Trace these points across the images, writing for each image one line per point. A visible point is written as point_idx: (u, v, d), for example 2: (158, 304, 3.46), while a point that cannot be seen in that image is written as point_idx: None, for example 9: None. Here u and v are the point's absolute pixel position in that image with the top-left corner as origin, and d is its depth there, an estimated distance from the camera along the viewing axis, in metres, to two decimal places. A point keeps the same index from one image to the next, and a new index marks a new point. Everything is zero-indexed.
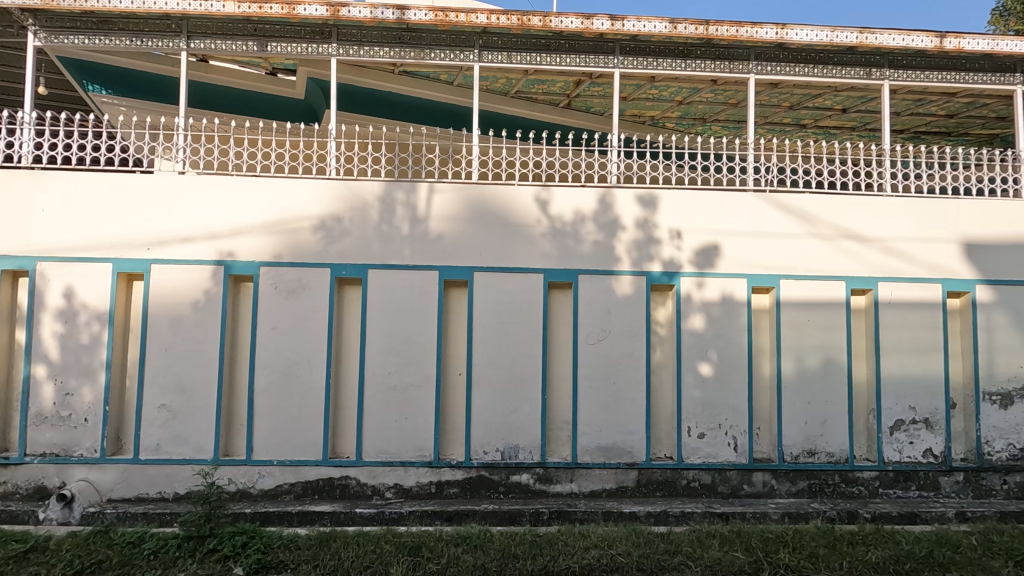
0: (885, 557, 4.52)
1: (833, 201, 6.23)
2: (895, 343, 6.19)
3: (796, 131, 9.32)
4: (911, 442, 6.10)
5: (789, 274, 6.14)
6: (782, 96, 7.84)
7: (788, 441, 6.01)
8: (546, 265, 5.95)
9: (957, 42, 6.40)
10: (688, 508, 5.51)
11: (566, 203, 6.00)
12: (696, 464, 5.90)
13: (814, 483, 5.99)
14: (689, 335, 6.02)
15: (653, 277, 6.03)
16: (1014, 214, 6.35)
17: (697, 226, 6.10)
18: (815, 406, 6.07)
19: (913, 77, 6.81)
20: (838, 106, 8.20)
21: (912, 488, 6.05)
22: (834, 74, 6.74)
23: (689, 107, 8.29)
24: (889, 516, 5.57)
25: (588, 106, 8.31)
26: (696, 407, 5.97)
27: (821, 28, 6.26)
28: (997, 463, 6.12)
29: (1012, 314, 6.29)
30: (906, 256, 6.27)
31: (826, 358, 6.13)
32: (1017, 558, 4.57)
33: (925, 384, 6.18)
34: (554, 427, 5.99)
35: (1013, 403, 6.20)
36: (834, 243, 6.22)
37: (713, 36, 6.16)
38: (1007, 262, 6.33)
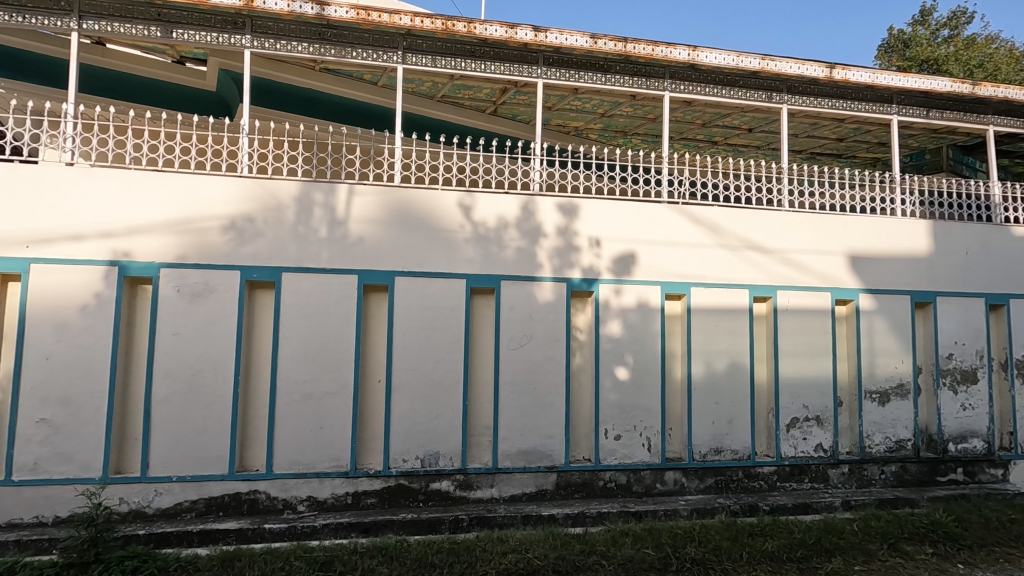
0: (779, 546, 4.85)
1: (738, 215, 6.68)
2: (792, 347, 6.70)
3: (708, 147, 9.90)
4: (804, 438, 6.61)
5: (698, 282, 6.50)
6: (695, 114, 8.30)
7: (697, 440, 6.34)
8: (468, 270, 5.95)
9: (844, 73, 7.07)
10: (604, 509, 5.67)
11: (489, 209, 6.03)
12: (612, 465, 6.09)
13: (720, 479, 6.34)
14: (607, 341, 6.22)
15: (573, 284, 6.18)
16: (891, 230, 7.08)
17: (616, 234, 6.33)
18: (722, 406, 6.45)
19: (808, 103, 7.44)
20: (745, 126, 8.80)
21: (805, 481, 6.55)
22: (739, 96, 7.23)
23: (610, 120, 8.59)
24: (785, 507, 6.00)
25: (515, 113, 8.44)
26: (613, 409, 6.16)
27: (728, 53, 6.70)
28: (877, 454, 6.75)
29: (890, 320, 7.00)
30: (801, 266, 6.81)
31: (732, 361, 6.53)
32: (891, 541, 5.06)
33: (817, 384, 6.73)
34: (475, 432, 5.97)
35: (889, 400, 6.89)
36: (739, 253, 6.65)
37: (631, 53, 6.44)
38: (886, 273, 7.04)
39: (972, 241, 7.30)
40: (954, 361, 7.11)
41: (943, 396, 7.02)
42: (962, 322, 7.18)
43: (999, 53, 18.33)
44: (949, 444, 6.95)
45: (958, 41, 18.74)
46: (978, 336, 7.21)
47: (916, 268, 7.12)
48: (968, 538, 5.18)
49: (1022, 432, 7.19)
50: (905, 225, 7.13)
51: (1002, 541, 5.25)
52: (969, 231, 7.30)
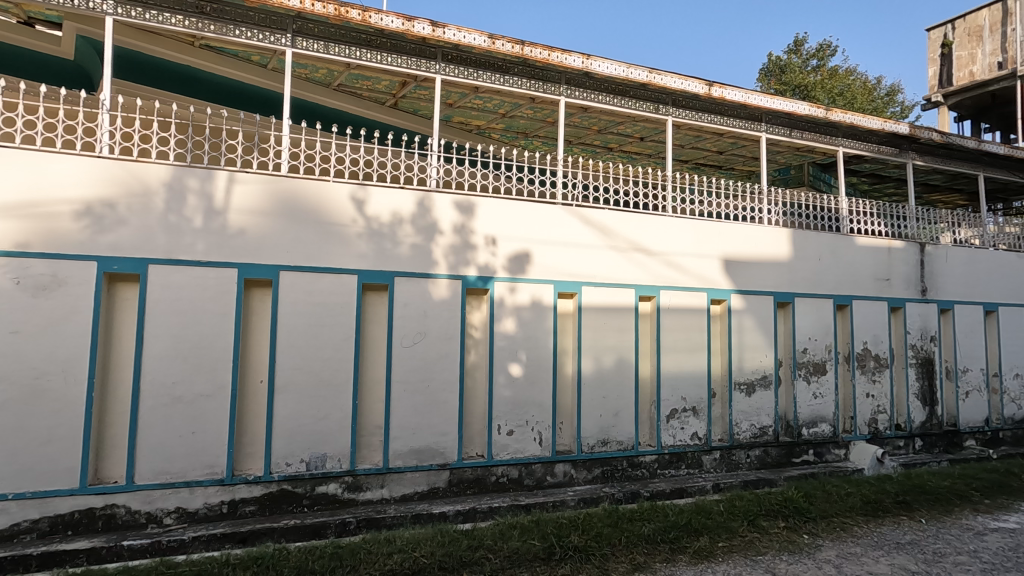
0: (654, 530, 5.20)
1: (626, 219, 7.05)
2: (673, 343, 7.19)
3: (604, 153, 10.36)
4: (682, 427, 7.12)
5: (589, 281, 6.78)
6: (591, 120, 8.64)
7: (586, 432, 6.62)
8: (360, 266, 5.78)
9: (721, 91, 7.71)
10: (495, 503, 5.75)
11: (383, 204, 5.89)
12: (504, 460, 6.20)
13: (607, 470, 6.67)
14: (501, 338, 6.31)
15: (469, 281, 6.20)
16: (758, 237, 7.83)
17: (511, 234, 6.44)
18: (609, 400, 6.77)
19: (691, 116, 8.03)
20: (637, 135, 9.31)
21: (682, 467, 7.07)
22: (629, 106, 7.65)
23: (511, 120, 8.72)
24: (663, 492, 6.44)
25: (415, 108, 8.33)
26: (506, 405, 6.26)
27: (619, 64, 7.06)
28: (744, 440, 7.43)
29: (756, 318, 7.72)
30: (681, 268, 7.33)
31: (618, 357, 6.88)
32: (751, 518, 5.60)
33: (693, 378, 7.27)
34: (366, 432, 5.81)
35: (755, 391, 7.60)
36: (627, 255, 7.03)
37: (528, 56, 6.58)
38: (754, 275, 7.76)
39: (824, 249, 8.25)
40: (808, 355, 8.00)
41: (798, 385, 7.87)
42: (815, 320, 8.09)
43: (855, 85, 20.88)
44: (803, 429, 7.80)
45: (824, 71, 21.06)
46: (827, 333, 8.16)
47: (778, 272, 7.91)
48: (814, 511, 5.84)
49: (860, 416, 8.25)
50: (770, 233, 7.91)
51: (841, 512, 5.98)
52: (821, 239, 8.24)
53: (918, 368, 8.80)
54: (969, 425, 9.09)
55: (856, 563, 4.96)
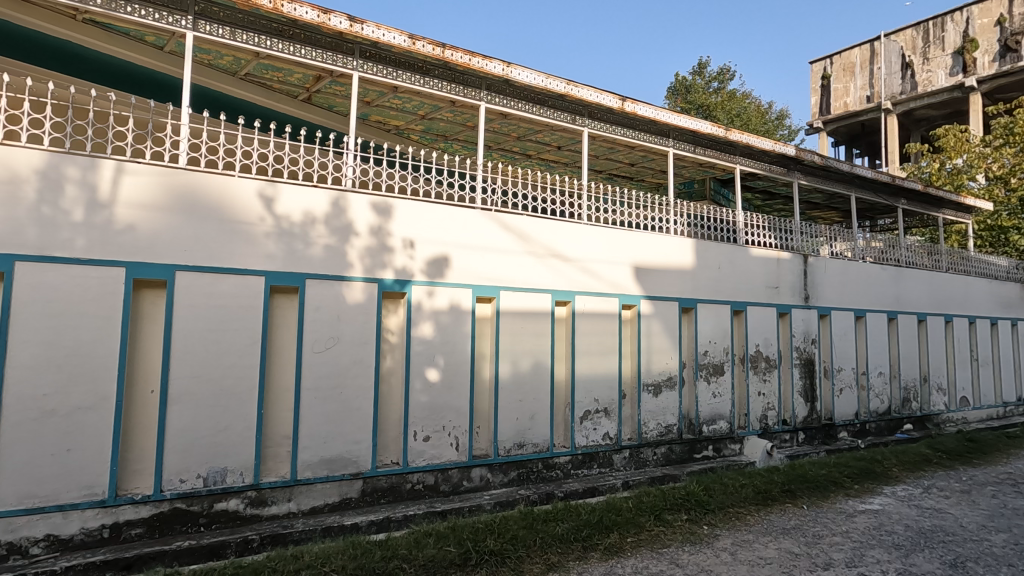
0: (568, 529, 5.34)
1: (543, 226, 7.22)
2: (586, 346, 7.43)
3: (522, 159, 10.52)
4: (595, 428, 7.37)
5: (507, 286, 6.85)
6: (510, 127, 8.75)
7: (503, 436, 6.67)
8: (268, 268, 5.46)
9: (633, 107, 8.10)
10: (410, 511, 5.64)
11: (294, 202, 5.61)
12: (420, 467, 6.10)
13: (522, 472, 6.75)
14: (419, 343, 6.21)
15: (385, 285, 6.05)
16: (665, 246, 8.29)
17: (430, 237, 6.37)
18: (525, 403, 6.87)
19: (605, 129, 8.37)
20: (554, 143, 9.55)
21: (594, 466, 7.31)
22: (547, 115, 7.84)
23: (431, 122, 8.64)
24: (577, 492, 6.63)
25: (330, 103, 8.03)
26: (423, 411, 6.17)
27: (538, 74, 7.22)
28: (651, 439, 7.82)
29: (663, 323, 8.16)
30: (595, 274, 7.60)
31: (535, 361, 7.01)
32: (657, 513, 5.90)
33: (605, 380, 7.55)
34: (272, 443, 5.48)
35: (661, 392, 8.03)
36: (544, 261, 7.19)
37: (449, 59, 6.56)
38: (661, 282, 8.21)
39: (723, 258, 8.90)
40: (708, 357, 8.57)
41: (700, 386, 8.40)
42: (714, 325, 8.69)
43: (750, 108, 22.79)
44: (703, 426, 8.35)
45: (724, 93, 22.77)
46: (725, 336, 8.79)
47: (683, 279, 8.43)
48: (712, 503, 6.27)
49: (753, 413, 8.95)
50: (676, 242, 8.41)
51: (735, 503, 6.46)
52: (721, 249, 8.89)
53: (801, 368, 9.71)
54: (842, 419, 10.16)
55: (749, 550, 5.37)
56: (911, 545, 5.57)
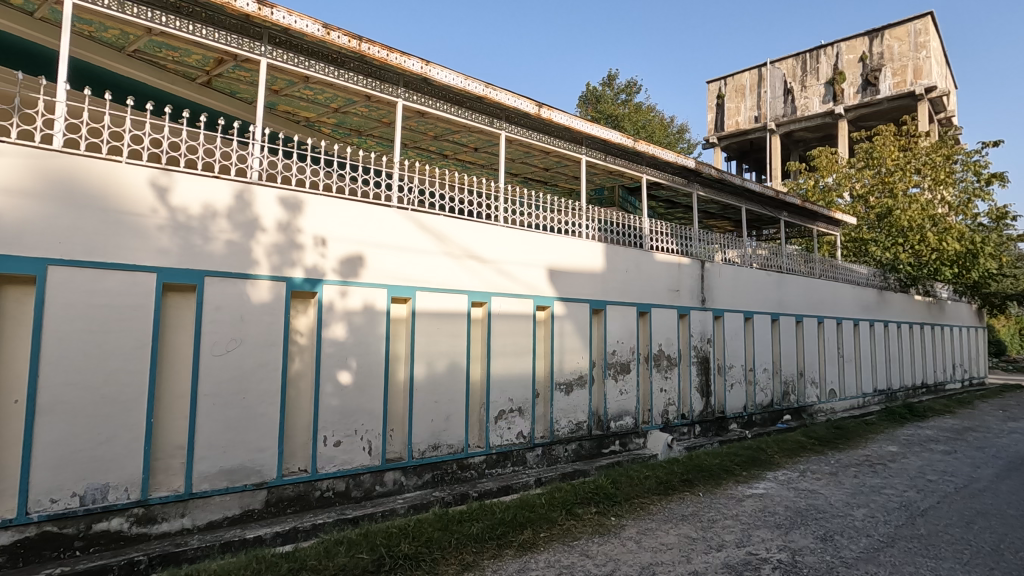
0: (483, 528, 5.39)
1: (460, 226, 7.23)
2: (502, 347, 7.53)
3: (439, 159, 10.46)
4: (509, 427, 7.49)
5: (423, 286, 6.78)
6: (427, 126, 8.68)
7: (417, 438, 6.58)
8: (161, 264, 5.02)
9: (549, 114, 8.34)
10: (319, 520, 5.42)
11: (192, 193, 5.19)
12: (330, 473, 5.87)
13: (436, 474, 6.70)
14: (330, 344, 5.97)
15: (294, 284, 5.77)
16: (577, 249, 8.60)
17: (343, 235, 6.15)
18: (440, 404, 6.83)
19: (521, 133, 8.54)
20: (471, 145, 9.59)
21: (508, 465, 7.42)
22: (465, 116, 7.86)
23: (344, 116, 8.35)
24: (491, 491, 6.70)
25: (233, 90, 7.53)
26: (334, 415, 5.94)
27: (456, 74, 7.22)
28: (562, 436, 8.07)
29: (575, 323, 8.45)
30: (511, 276, 7.72)
31: (450, 362, 6.99)
32: (568, 508, 6.12)
33: (519, 380, 7.69)
34: (163, 455, 5.04)
35: (573, 390, 8.31)
36: (461, 261, 7.19)
37: (365, 53, 6.40)
38: (573, 284, 8.51)
39: (630, 262, 9.38)
40: (616, 356, 8.99)
41: (608, 384, 8.79)
42: (622, 325, 9.13)
43: (654, 120, 24.24)
44: (611, 422, 8.75)
45: (632, 105, 24.05)
46: (631, 336, 9.26)
47: (594, 281, 8.79)
48: (619, 496, 6.60)
49: (655, 408, 9.51)
50: (587, 246, 8.75)
51: (640, 494, 6.85)
52: (628, 254, 9.36)
53: (698, 366, 10.46)
54: (733, 411, 11.06)
55: (652, 537, 5.70)
56: (789, 523, 6.19)
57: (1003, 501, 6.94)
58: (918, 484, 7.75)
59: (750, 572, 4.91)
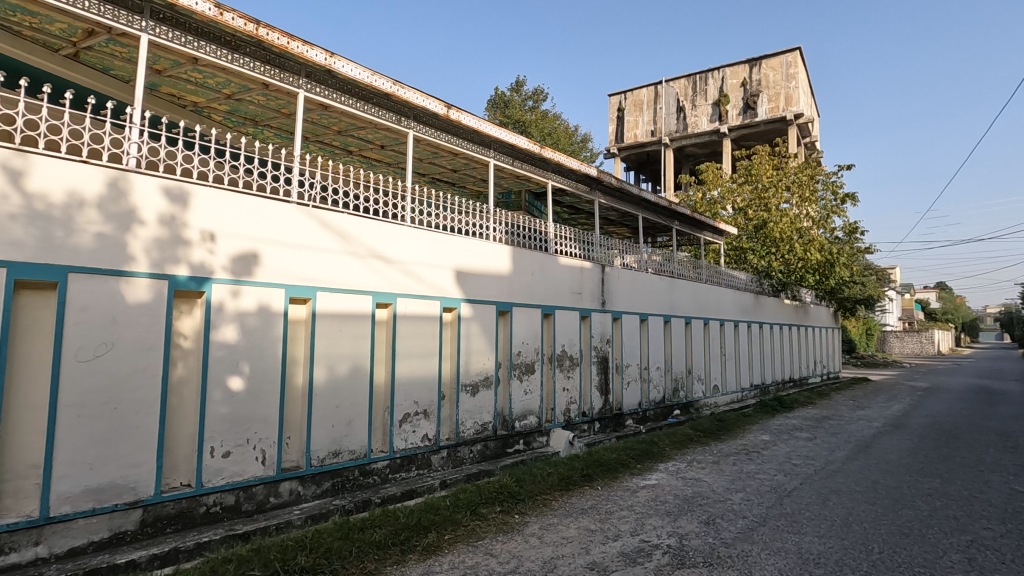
0: (386, 534, 5.27)
1: (365, 226, 7.02)
2: (407, 349, 7.40)
3: (342, 155, 10.09)
4: (413, 430, 7.37)
5: (324, 287, 6.50)
6: (331, 120, 8.34)
7: (316, 445, 6.29)
8: (13, 257, 4.39)
9: (457, 115, 8.36)
10: (204, 538, 5.01)
11: (52, 178, 4.60)
12: (217, 487, 5.45)
13: (337, 482, 6.45)
14: (219, 348, 5.55)
15: (178, 282, 5.30)
16: (484, 251, 8.68)
17: (236, 231, 5.75)
18: (342, 409, 6.58)
19: (430, 134, 8.47)
20: (377, 142, 9.36)
21: (412, 469, 7.31)
22: (371, 113, 7.66)
23: (238, 104, 7.81)
24: (394, 496, 6.56)
25: (106, 65, 6.78)
26: (222, 424, 5.52)
27: (363, 69, 7.02)
28: (467, 437, 8.09)
29: (481, 325, 8.52)
30: (417, 277, 7.63)
31: (353, 365, 6.75)
32: (473, 508, 6.17)
33: (425, 382, 7.60)
34: (13, 476, 4.40)
35: (478, 391, 8.36)
36: (365, 261, 6.99)
37: (263, 39, 6.04)
38: (480, 286, 8.57)
39: (535, 265, 9.62)
40: (521, 357, 9.17)
41: (513, 384, 8.95)
42: (527, 326, 9.34)
43: (559, 129, 25.11)
44: (515, 422, 8.90)
45: (539, 113, 24.77)
46: (536, 338, 9.49)
47: (500, 283, 8.91)
48: (523, 493, 6.76)
49: (558, 407, 9.82)
50: (494, 249, 8.86)
51: (542, 490, 7.06)
52: (533, 257, 9.60)
53: (598, 365, 10.94)
54: (629, 408, 11.70)
55: (554, 532, 5.88)
56: (678, 510, 6.67)
57: (851, 480, 7.95)
58: (785, 468, 8.67)
59: (643, 557, 5.23)
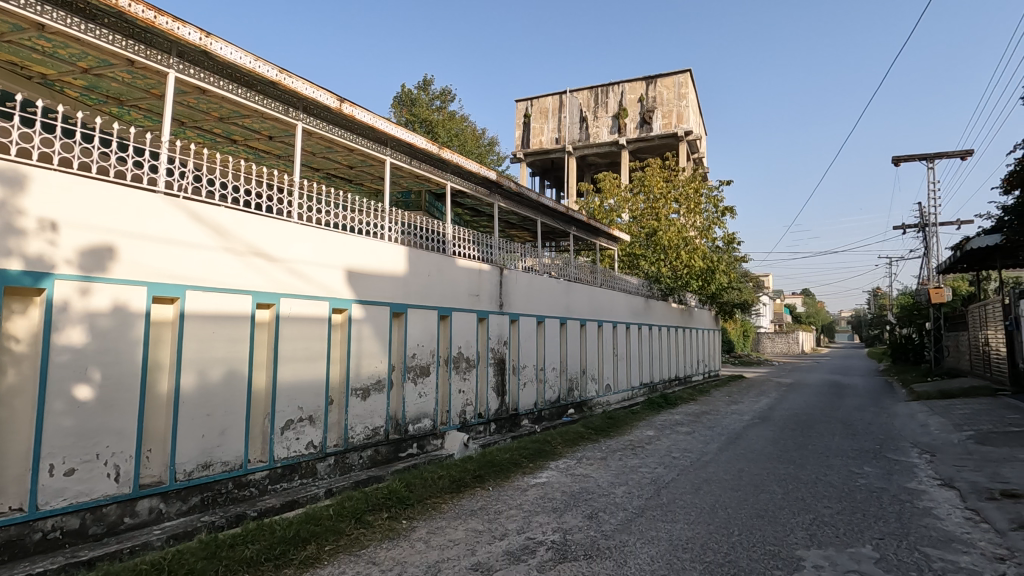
0: (258, 550, 4.96)
1: (245, 221, 6.57)
2: (291, 352, 7.01)
3: (225, 144, 9.40)
4: (297, 437, 7.00)
5: (195, 285, 5.99)
6: (210, 105, 7.72)
7: (182, 458, 5.77)
8: None
9: (351, 110, 8.10)
10: (38, 568, 4.42)
11: None
12: (58, 510, 4.82)
13: (207, 496, 5.96)
14: (62, 353, 4.92)
15: (10, 278, 4.63)
16: (378, 251, 8.46)
17: (88, 221, 5.15)
18: (214, 417, 6.10)
19: (321, 127, 8.11)
20: (265, 132, 8.81)
21: (295, 478, 6.93)
22: (255, 101, 7.19)
23: (97, 80, 7.00)
24: (272, 508, 6.20)
25: None
26: (65, 439, 4.90)
27: (244, 53, 6.60)
28: (357, 443, 7.82)
29: (374, 327, 8.28)
30: (304, 276, 7.25)
31: (228, 370, 6.28)
32: (358, 517, 5.97)
33: (311, 387, 7.24)
34: None
35: (370, 395, 8.11)
36: (244, 259, 6.54)
37: (126, 10, 5.49)
38: (373, 287, 8.33)
39: (431, 266, 9.53)
40: (416, 359, 9.04)
41: (406, 387, 8.78)
42: (422, 328, 9.22)
43: (466, 131, 25.14)
44: (408, 425, 8.75)
45: (445, 113, 24.64)
46: (431, 339, 9.40)
47: (394, 284, 8.73)
48: (412, 498, 6.66)
49: (453, 409, 9.79)
50: (389, 249, 8.67)
51: (432, 494, 7.00)
52: (430, 258, 9.52)
53: (495, 366, 11.05)
54: (525, 408, 11.93)
55: (441, 535, 5.84)
56: (564, 506, 6.89)
57: (721, 469, 8.68)
58: (665, 461, 9.27)
59: (527, 555, 5.34)
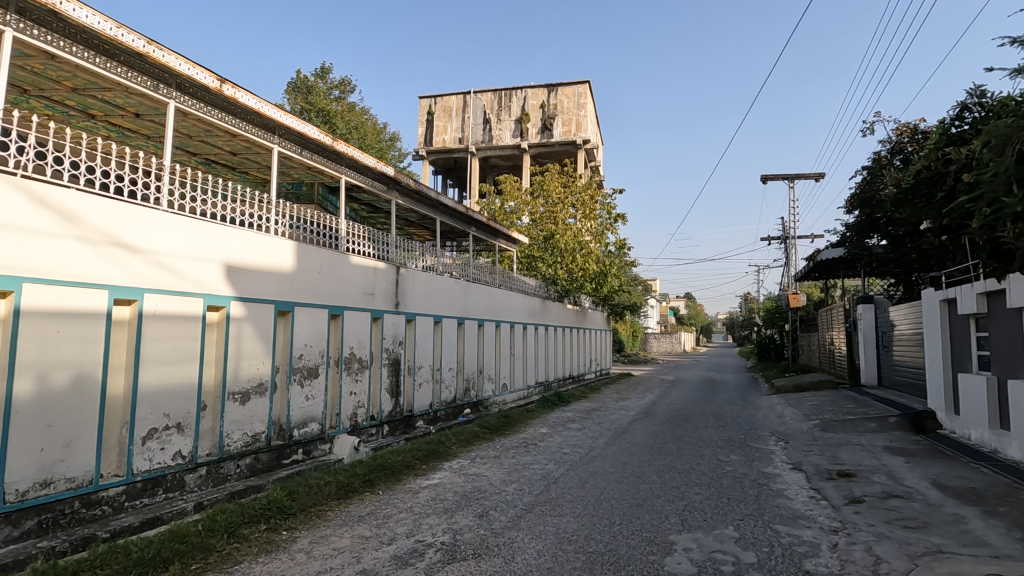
0: None
1: (100, 206, 5.83)
2: (155, 354, 6.34)
3: (82, 118, 8.35)
4: (162, 448, 6.35)
5: (34, 278, 5.21)
6: (61, 73, 6.78)
7: (14, 476, 4.99)
8: None
9: (233, 91, 7.47)
10: None
11: None
12: None
13: (45, 519, 5.22)
14: None
15: None
16: (262, 245, 7.90)
17: None
18: (56, 428, 5.35)
19: (198, 108, 7.42)
20: (130, 109, 7.91)
21: (158, 493, 6.28)
22: (116, 73, 6.41)
23: None
24: (130, 528, 5.57)
25: None
26: None
27: (104, 18, 5.86)
28: (233, 451, 7.25)
29: (256, 327, 7.73)
30: (173, 270, 6.59)
31: (76, 374, 5.54)
32: (231, 530, 5.55)
33: (180, 392, 6.60)
34: None
35: (249, 399, 7.55)
36: (99, 249, 5.80)
37: None
38: (255, 283, 7.77)
39: (321, 263, 9.08)
40: (303, 360, 8.57)
41: (291, 390, 8.29)
42: (310, 328, 8.76)
43: (366, 124, 24.31)
44: (293, 430, 8.27)
45: (344, 104, 23.67)
46: (321, 340, 8.96)
47: (279, 281, 8.21)
48: (294, 507, 6.31)
49: (344, 412, 9.39)
50: (274, 243, 8.13)
51: (317, 501, 6.68)
52: (320, 255, 9.06)
53: (389, 367, 10.78)
54: (420, 409, 11.77)
55: (324, 544, 5.58)
56: (455, 506, 6.88)
57: (607, 463, 9.13)
58: (556, 457, 9.59)
59: (415, 558, 5.26)
